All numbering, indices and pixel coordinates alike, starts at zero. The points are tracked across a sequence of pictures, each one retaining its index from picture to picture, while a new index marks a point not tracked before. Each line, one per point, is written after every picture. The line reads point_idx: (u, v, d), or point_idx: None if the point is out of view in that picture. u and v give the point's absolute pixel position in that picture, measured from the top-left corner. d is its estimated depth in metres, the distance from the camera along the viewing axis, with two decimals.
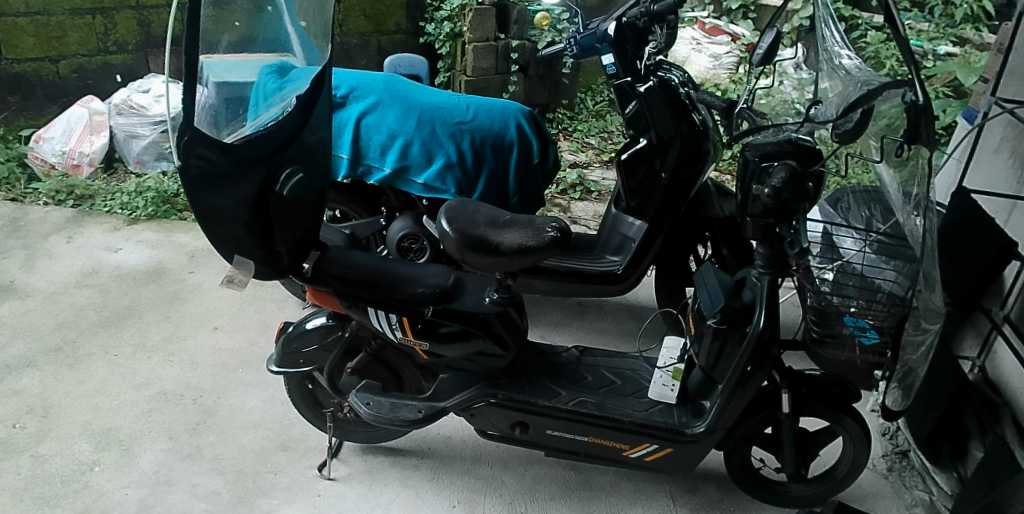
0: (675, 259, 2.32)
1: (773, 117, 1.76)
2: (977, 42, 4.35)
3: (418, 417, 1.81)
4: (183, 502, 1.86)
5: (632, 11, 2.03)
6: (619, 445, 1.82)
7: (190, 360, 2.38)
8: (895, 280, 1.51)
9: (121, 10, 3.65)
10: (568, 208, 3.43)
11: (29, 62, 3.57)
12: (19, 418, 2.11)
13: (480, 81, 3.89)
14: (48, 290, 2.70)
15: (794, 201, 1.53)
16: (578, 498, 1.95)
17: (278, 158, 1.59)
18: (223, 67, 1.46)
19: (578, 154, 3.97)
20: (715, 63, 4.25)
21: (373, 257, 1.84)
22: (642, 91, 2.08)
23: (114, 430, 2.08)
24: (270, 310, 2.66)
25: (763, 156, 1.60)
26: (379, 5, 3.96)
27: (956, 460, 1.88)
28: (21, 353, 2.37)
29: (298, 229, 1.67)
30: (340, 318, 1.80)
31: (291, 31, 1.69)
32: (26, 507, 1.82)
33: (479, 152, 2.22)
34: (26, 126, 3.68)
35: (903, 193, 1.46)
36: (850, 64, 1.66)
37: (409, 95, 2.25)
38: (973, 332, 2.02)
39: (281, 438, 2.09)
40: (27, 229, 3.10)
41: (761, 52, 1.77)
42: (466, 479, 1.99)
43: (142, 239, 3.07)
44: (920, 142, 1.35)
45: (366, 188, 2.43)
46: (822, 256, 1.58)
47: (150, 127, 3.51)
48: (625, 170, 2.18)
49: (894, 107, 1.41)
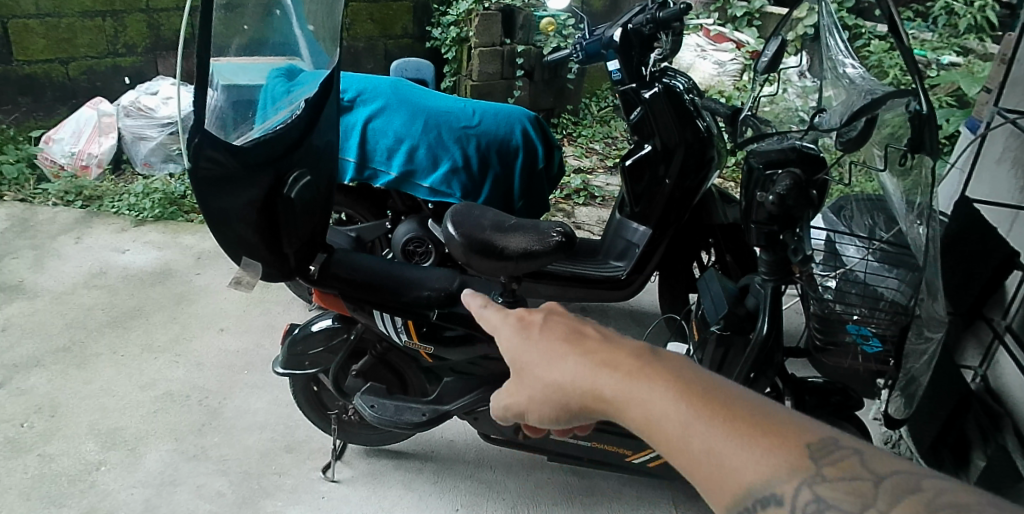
0: (679, 264, 2.36)
1: (776, 124, 1.80)
2: (981, 52, 4.35)
3: (422, 420, 1.80)
4: (188, 502, 1.87)
5: (638, 17, 2.03)
6: (623, 450, 1.82)
7: (196, 361, 2.39)
8: (897, 287, 1.52)
9: (131, 12, 3.68)
10: (572, 214, 3.45)
11: (39, 63, 3.59)
12: (27, 417, 2.13)
13: (486, 86, 3.90)
14: (56, 289, 2.72)
15: (798, 208, 1.56)
16: (581, 503, 1.96)
17: (286, 162, 1.60)
18: (232, 70, 1.46)
19: (583, 159, 4.00)
20: (719, 70, 4.27)
21: (378, 260, 1.85)
22: (647, 97, 2.08)
23: (120, 430, 2.09)
24: (276, 312, 2.68)
25: (767, 163, 1.59)
26: (387, 9, 3.98)
27: (959, 468, 1.81)
28: (29, 352, 2.39)
29: (305, 232, 1.69)
30: (345, 320, 1.85)
31: (298, 35, 1.71)
32: (33, 505, 1.84)
33: (485, 157, 2.23)
34: (36, 127, 3.71)
35: (906, 202, 1.46)
36: (854, 73, 1.67)
37: (416, 99, 2.26)
38: (975, 342, 2.04)
39: (286, 439, 2.10)
40: (37, 229, 3.12)
41: (765, 60, 1.77)
42: (469, 482, 2.00)
43: (149, 240, 3.08)
44: (924, 151, 1.38)
45: (373, 191, 2.45)
46: (825, 264, 1.62)
47: (158, 128, 3.52)
48: (630, 175, 2.19)
49: (897, 116, 1.44)
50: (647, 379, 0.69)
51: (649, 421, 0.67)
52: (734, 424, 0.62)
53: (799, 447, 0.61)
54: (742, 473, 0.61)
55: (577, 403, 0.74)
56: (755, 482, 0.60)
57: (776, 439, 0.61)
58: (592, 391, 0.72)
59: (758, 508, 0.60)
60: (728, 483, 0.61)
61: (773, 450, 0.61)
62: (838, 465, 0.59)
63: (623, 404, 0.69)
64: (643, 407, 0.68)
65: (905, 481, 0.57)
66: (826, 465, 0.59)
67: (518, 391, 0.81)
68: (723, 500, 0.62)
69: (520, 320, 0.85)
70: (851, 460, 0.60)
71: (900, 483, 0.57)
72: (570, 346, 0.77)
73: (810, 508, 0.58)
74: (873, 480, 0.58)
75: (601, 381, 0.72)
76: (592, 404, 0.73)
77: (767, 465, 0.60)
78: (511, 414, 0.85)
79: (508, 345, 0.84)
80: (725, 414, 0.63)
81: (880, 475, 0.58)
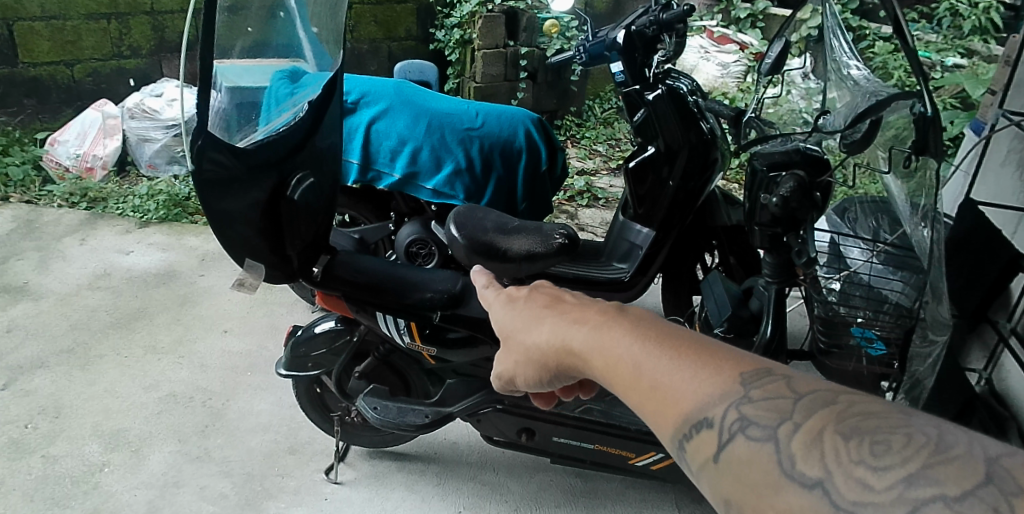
0: (681, 266, 2.36)
1: (780, 126, 1.79)
2: (985, 53, 4.32)
3: (424, 422, 1.80)
4: (191, 504, 1.87)
5: (641, 20, 2.02)
6: (625, 454, 1.80)
7: (199, 362, 2.40)
8: (901, 290, 1.51)
9: (136, 15, 3.69)
10: (575, 215, 3.45)
11: (45, 65, 3.61)
12: (31, 418, 2.13)
13: (489, 87, 3.91)
14: (61, 291, 2.73)
15: (802, 210, 1.56)
16: (583, 506, 1.96)
17: (290, 164, 1.61)
18: (236, 72, 1.46)
19: (586, 161, 4.01)
20: (723, 72, 4.29)
21: (380, 262, 1.85)
22: (649, 99, 2.06)
23: (123, 431, 2.10)
24: (279, 313, 2.68)
25: (771, 166, 1.61)
26: (390, 11, 4.00)
27: None
28: (34, 353, 2.40)
29: (308, 233, 1.69)
30: (348, 322, 1.86)
31: (302, 37, 1.72)
32: (36, 507, 1.85)
33: (488, 159, 2.23)
34: (42, 129, 3.73)
35: (910, 204, 1.46)
36: (858, 75, 1.67)
37: (419, 101, 2.26)
38: (980, 344, 2.03)
39: (289, 441, 2.10)
40: (42, 231, 3.13)
41: (769, 62, 1.75)
42: (471, 485, 2.00)
43: (153, 241, 3.09)
44: (929, 153, 1.37)
45: (375, 193, 2.47)
46: (829, 266, 1.61)
47: (162, 130, 3.53)
48: (632, 178, 2.17)
49: (902, 118, 1.42)
50: (605, 325, 0.69)
51: (605, 363, 0.67)
52: (678, 357, 0.63)
53: (735, 374, 0.60)
54: (682, 400, 0.61)
55: (550, 360, 0.75)
56: (694, 407, 0.60)
57: (715, 367, 0.61)
58: (560, 346, 0.73)
59: (695, 434, 0.60)
60: (672, 413, 0.61)
61: (713, 377, 0.61)
62: (766, 387, 0.58)
63: (585, 353, 0.70)
64: (600, 352, 0.68)
65: (823, 396, 0.56)
66: (755, 388, 0.59)
67: (504, 358, 0.82)
68: (668, 429, 0.62)
69: (507, 293, 0.86)
70: (780, 383, 0.59)
71: (818, 398, 0.56)
72: (548, 310, 0.78)
73: (735, 428, 0.58)
74: (793, 398, 0.57)
75: (568, 335, 0.72)
76: (561, 358, 0.73)
77: (704, 392, 0.60)
78: (504, 385, 0.86)
79: (496, 316, 0.85)
80: (671, 348, 0.63)
81: (801, 393, 0.57)
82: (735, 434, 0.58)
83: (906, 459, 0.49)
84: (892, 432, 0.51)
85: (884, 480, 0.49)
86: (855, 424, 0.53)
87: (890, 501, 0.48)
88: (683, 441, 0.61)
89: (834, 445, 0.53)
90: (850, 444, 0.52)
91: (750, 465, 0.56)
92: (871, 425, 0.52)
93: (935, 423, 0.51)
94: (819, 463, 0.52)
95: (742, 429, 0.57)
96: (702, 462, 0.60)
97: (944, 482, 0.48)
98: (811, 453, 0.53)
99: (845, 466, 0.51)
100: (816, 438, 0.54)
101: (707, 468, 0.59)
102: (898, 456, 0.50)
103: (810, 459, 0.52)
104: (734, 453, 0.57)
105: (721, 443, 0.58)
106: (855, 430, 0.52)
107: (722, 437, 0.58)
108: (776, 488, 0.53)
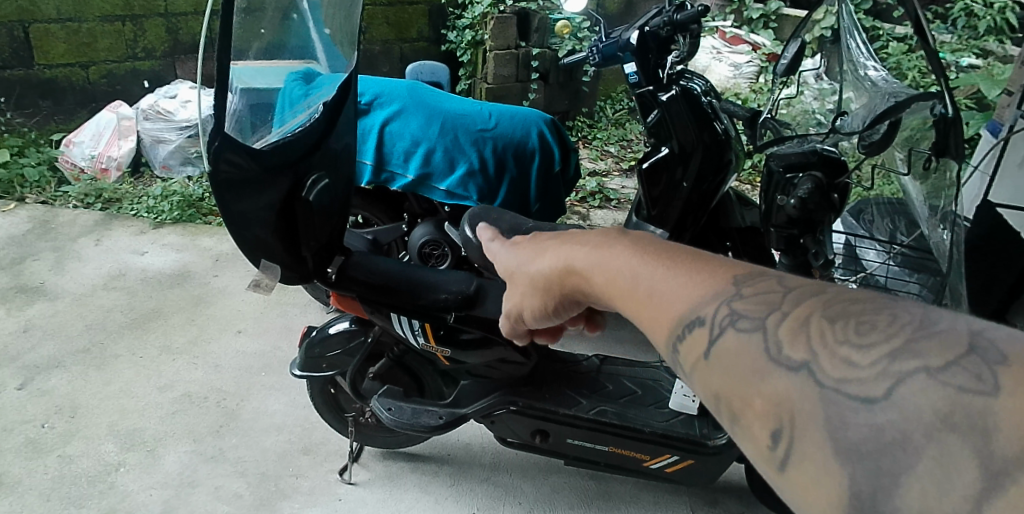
0: None
1: (795, 127, 1.76)
2: (1000, 53, 4.28)
3: (438, 423, 1.80)
4: (205, 504, 1.88)
5: (655, 20, 1.97)
6: (640, 455, 1.79)
7: (214, 363, 2.40)
8: (918, 293, 1.48)
9: (150, 17, 3.70)
10: (587, 217, 3.45)
11: (61, 67, 3.64)
12: (48, 417, 2.15)
13: (501, 88, 3.90)
14: (77, 291, 2.74)
15: (820, 212, 1.58)
16: (597, 507, 1.95)
17: (305, 164, 1.60)
18: (250, 73, 1.44)
19: (598, 162, 4.01)
20: (735, 72, 4.26)
21: (395, 263, 1.83)
22: (664, 99, 2.03)
23: (138, 431, 2.11)
24: (293, 314, 2.69)
25: (787, 167, 1.61)
26: (403, 13, 4.01)
27: None
28: (50, 353, 2.41)
29: (323, 235, 1.69)
30: (362, 323, 1.87)
31: (315, 38, 1.69)
32: (54, 506, 1.86)
33: (502, 160, 2.22)
34: (58, 130, 3.76)
35: (927, 206, 1.44)
36: (876, 76, 1.67)
37: (433, 103, 2.26)
38: None
39: (303, 441, 2.10)
40: (58, 231, 3.15)
41: (784, 62, 1.71)
42: (485, 486, 1.99)
43: (168, 242, 3.11)
44: (949, 155, 1.37)
45: (387, 194, 2.49)
46: (845, 267, 1.65)
47: (177, 132, 3.56)
48: (647, 179, 2.14)
49: (918, 119, 1.41)
50: (603, 243, 0.73)
51: (604, 278, 0.71)
52: (673, 267, 0.66)
53: (729, 278, 0.63)
54: (677, 304, 0.64)
55: (554, 284, 0.79)
56: (688, 308, 0.63)
57: (709, 274, 0.64)
58: (562, 268, 0.78)
59: (687, 333, 0.62)
60: (667, 315, 0.64)
61: (707, 281, 0.64)
62: (757, 285, 0.61)
63: (584, 269, 0.74)
64: (601, 269, 0.72)
65: (811, 289, 0.59)
66: (747, 286, 0.61)
67: (512, 295, 0.90)
68: (663, 334, 0.64)
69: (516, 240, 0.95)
70: (772, 282, 0.61)
71: (806, 291, 0.58)
72: (553, 241, 0.84)
73: (726, 323, 0.59)
74: (782, 292, 0.59)
75: (569, 256, 0.77)
76: (563, 279, 0.78)
77: (698, 295, 0.63)
78: (511, 317, 0.93)
79: (506, 258, 0.94)
80: (666, 258, 0.67)
81: (790, 288, 0.60)
82: (725, 327, 0.59)
83: (890, 337, 0.51)
84: (877, 314, 0.54)
85: (869, 357, 0.51)
86: (841, 308, 0.55)
87: (875, 376, 0.50)
88: (677, 343, 0.63)
89: (821, 328, 0.55)
90: (836, 327, 0.54)
91: (738, 355, 0.57)
92: (857, 309, 0.55)
93: (919, 306, 0.54)
94: (805, 347, 0.54)
95: (732, 323, 0.59)
96: (694, 360, 0.61)
97: (928, 355, 0.49)
98: (797, 338, 0.55)
99: (830, 347, 0.53)
100: (803, 324, 0.56)
101: (699, 367, 0.61)
102: (882, 333, 0.52)
103: (797, 344, 0.54)
104: (723, 346, 0.59)
105: (712, 338, 0.59)
106: (841, 314, 0.55)
107: (713, 332, 0.60)
108: (762, 374, 0.55)
